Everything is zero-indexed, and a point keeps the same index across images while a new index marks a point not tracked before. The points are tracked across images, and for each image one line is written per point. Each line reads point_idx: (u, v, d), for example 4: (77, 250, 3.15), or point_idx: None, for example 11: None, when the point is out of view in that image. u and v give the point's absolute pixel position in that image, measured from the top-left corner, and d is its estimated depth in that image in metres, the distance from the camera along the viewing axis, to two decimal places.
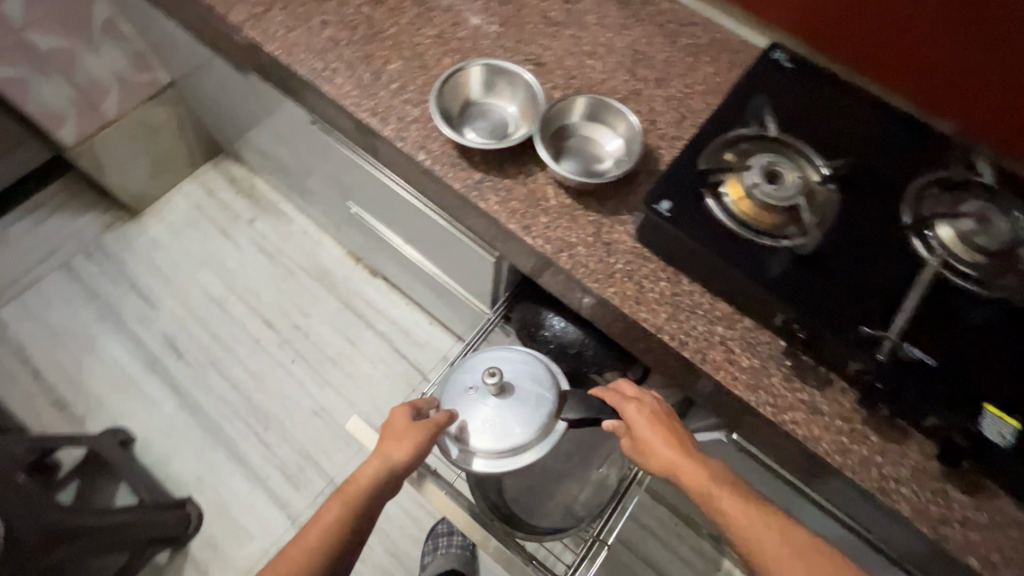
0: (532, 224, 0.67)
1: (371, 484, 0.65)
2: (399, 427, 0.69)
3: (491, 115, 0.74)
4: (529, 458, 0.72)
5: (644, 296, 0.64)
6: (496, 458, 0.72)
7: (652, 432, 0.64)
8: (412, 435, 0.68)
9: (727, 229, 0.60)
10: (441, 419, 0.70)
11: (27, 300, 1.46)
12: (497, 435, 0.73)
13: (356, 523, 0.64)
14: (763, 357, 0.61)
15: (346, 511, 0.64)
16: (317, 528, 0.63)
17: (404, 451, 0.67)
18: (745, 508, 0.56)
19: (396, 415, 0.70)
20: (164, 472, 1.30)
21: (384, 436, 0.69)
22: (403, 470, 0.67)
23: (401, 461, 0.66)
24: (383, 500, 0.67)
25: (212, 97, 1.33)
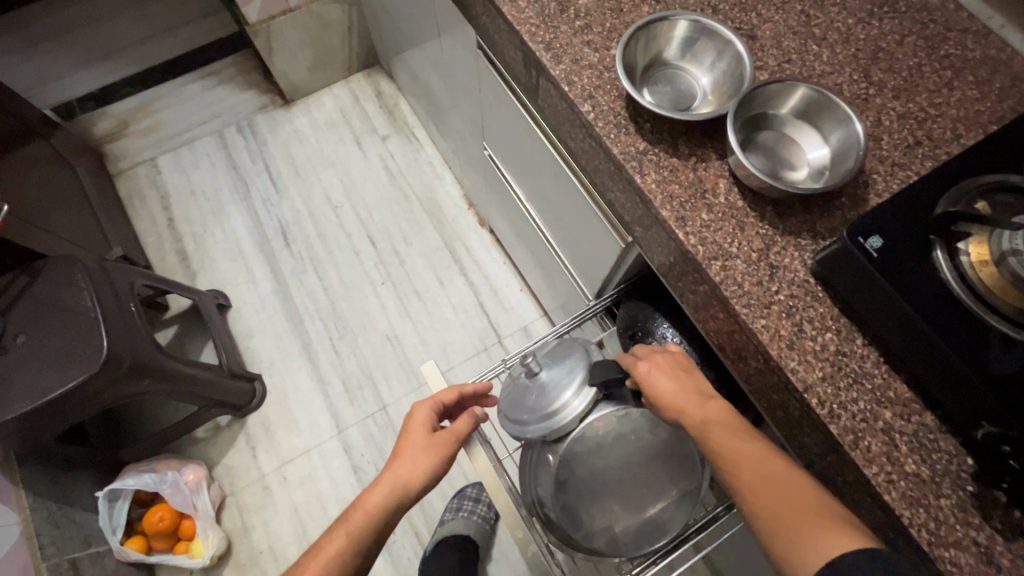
0: (689, 217, 0.56)
1: (380, 511, 0.62)
2: (414, 446, 0.67)
3: (678, 83, 0.63)
4: (576, 405, 0.70)
5: (801, 342, 0.51)
6: (547, 425, 0.70)
7: (655, 372, 0.59)
8: (427, 456, 0.66)
9: (949, 294, 0.46)
10: (462, 436, 0.68)
11: (182, 155, 1.60)
12: (542, 406, 0.72)
13: (362, 553, 0.61)
14: (937, 469, 0.47)
15: (353, 544, 0.60)
16: (319, 562, 0.59)
17: (419, 474, 0.65)
18: (732, 438, 0.50)
19: (411, 432, 0.68)
20: (246, 344, 1.39)
21: (396, 457, 0.66)
22: (415, 494, 0.65)
23: (415, 486, 0.64)
24: (389, 530, 0.64)
25: (387, 5, 1.33)
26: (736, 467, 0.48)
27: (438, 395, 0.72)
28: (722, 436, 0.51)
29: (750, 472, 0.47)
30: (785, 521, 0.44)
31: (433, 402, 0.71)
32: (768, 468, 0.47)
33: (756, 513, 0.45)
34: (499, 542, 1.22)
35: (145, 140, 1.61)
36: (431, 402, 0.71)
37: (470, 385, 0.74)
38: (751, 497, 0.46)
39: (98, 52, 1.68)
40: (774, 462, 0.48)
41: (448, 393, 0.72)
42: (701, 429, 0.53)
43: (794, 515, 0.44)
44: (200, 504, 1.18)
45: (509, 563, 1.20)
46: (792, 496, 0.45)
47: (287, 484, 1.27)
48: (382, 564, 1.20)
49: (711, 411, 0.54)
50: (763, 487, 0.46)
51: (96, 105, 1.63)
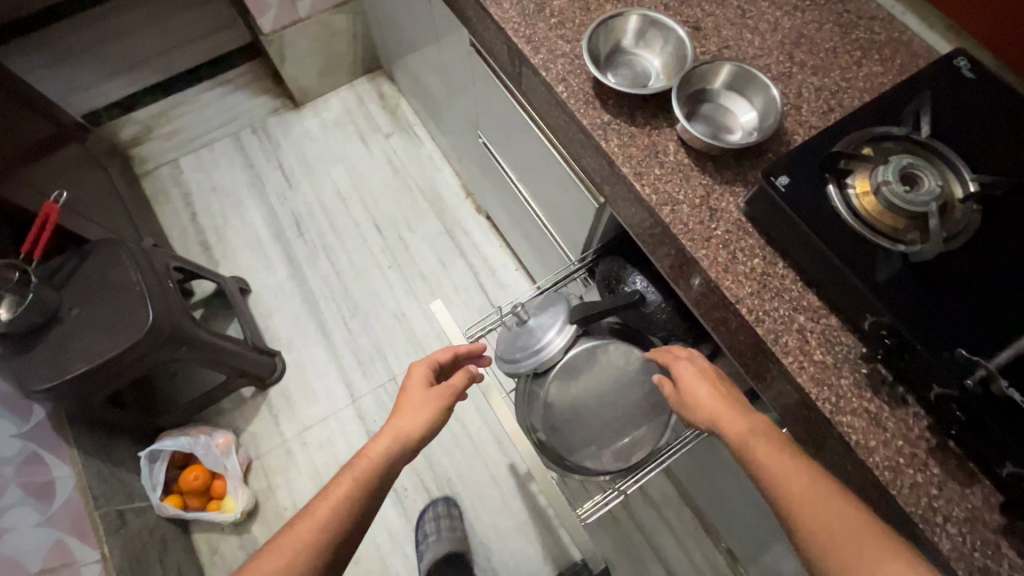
0: (645, 172, 0.69)
1: (386, 455, 0.73)
2: (414, 400, 0.79)
3: (636, 67, 0.77)
4: (558, 343, 0.83)
5: (734, 266, 0.64)
6: (535, 359, 0.83)
7: (694, 381, 0.69)
8: (426, 407, 0.78)
9: (841, 218, 0.59)
10: (456, 389, 0.81)
11: (202, 156, 1.74)
12: (531, 345, 0.84)
13: (372, 489, 0.69)
14: (839, 357, 0.59)
15: (361, 481, 0.69)
16: (331, 500, 0.67)
17: (420, 421, 0.77)
18: (782, 457, 0.56)
19: (411, 390, 0.81)
20: (265, 324, 1.52)
21: (399, 409, 0.79)
22: (417, 440, 0.76)
23: (416, 430, 0.76)
24: (395, 472, 0.73)
25: (387, 13, 1.47)
26: (789, 484, 0.54)
27: (433, 356, 0.86)
28: (773, 453, 0.57)
29: (805, 492, 0.53)
30: (836, 536, 0.49)
31: (429, 362, 0.85)
32: (822, 489, 0.53)
33: (811, 526, 0.51)
34: (502, 495, 1.34)
35: (168, 143, 1.74)
36: (426, 363, 0.85)
37: (464, 346, 0.89)
38: (807, 514, 0.51)
39: (122, 64, 1.83)
40: (824, 482, 0.53)
41: (441, 353, 0.87)
42: (745, 439, 0.60)
43: (842, 529, 0.50)
44: (230, 465, 1.30)
45: (511, 512, 1.32)
46: (845, 516, 0.51)
47: (307, 449, 1.39)
48: (396, 517, 1.32)
49: (755, 425, 0.61)
50: (819, 506, 0.51)
51: (121, 112, 1.77)
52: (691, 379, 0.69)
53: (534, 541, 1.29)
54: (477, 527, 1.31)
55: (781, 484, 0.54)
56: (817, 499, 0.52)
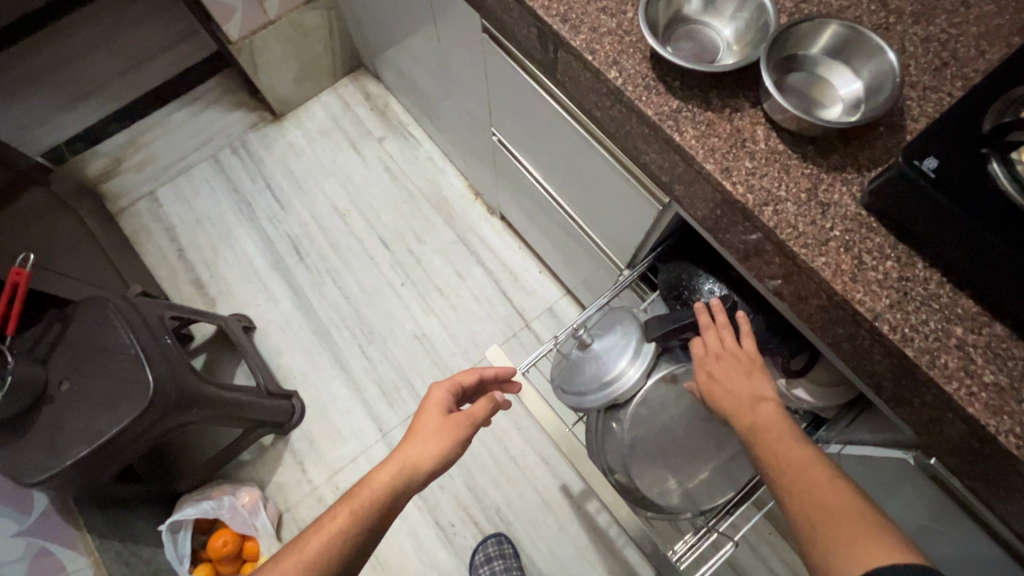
0: (734, 167, 0.56)
1: (388, 490, 0.61)
2: (428, 427, 0.67)
3: (699, 38, 0.64)
4: (633, 373, 0.72)
5: (863, 273, 0.52)
6: (608, 393, 0.72)
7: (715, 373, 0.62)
8: (441, 437, 0.66)
9: (1009, 203, 0.46)
10: (477, 421, 0.69)
11: (180, 184, 1.58)
12: (600, 375, 0.73)
13: (366, 535, 0.58)
14: (1015, 376, 0.48)
15: (357, 523, 0.58)
16: (319, 539, 0.56)
17: (431, 454, 0.64)
18: (790, 448, 0.52)
19: (426, 413, 0.68)
20: (276, 362, 1.39)
21: (410, 436, 0.66)
22: (424, 476, 0.64)
23: (425, 469, 0.64)
24: (394, 515, 0.62)
25: (365, 4, 1.31)
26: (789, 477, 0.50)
27: (455, 376, 0.74)
28: (780, 444, 0.53)
29: (798, 479, 0.49)
30: (822, 522, 0.46)
31: (451, 383, 0.72)
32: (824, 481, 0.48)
33: (800, 511, 0.48)
34: (557, 520, 1.24)
35: (141, 174, 1.59)
36: (448, 384, 0.72)
37: (491, 368, 0.77)
38: (795, 500, 0.48)
39: (78, 92, 1.65)
40: (823, 471, 0.49)
41: (466, 375, 0.74)
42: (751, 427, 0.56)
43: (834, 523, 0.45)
44: (260, 525, 1.19)
45: (569, 538, 1.22)
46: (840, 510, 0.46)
47: (340, 493, 1.28)
48: (446, 557, 1.22)
49: (763, 416, 0.56)
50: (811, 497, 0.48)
51: (84, 145, 1.60)
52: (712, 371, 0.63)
53: (598, 566, 1.20)
54: (535, 557, 1.21)
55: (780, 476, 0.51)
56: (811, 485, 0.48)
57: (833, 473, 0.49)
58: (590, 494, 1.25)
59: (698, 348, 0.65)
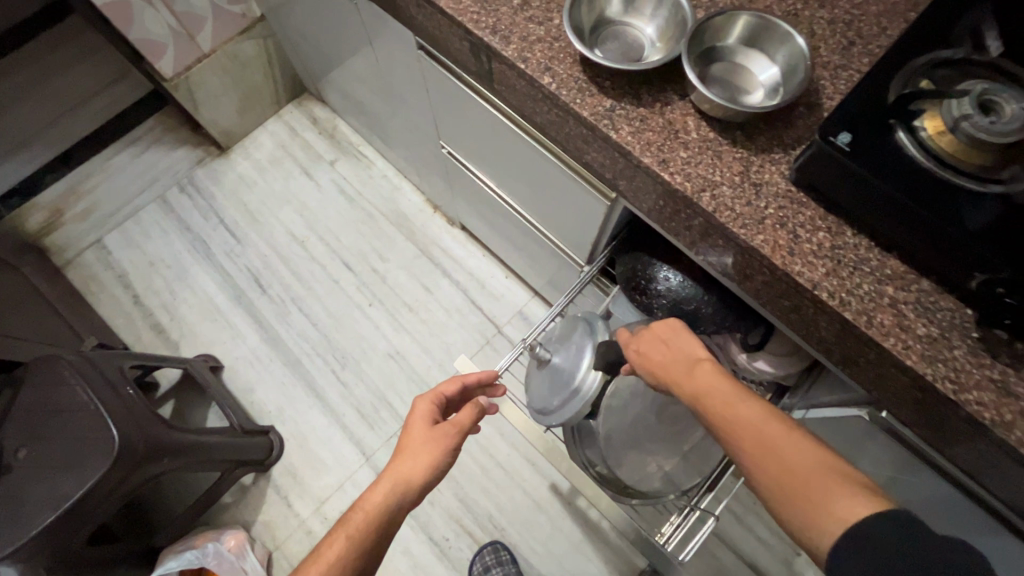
0: (670, 158, 0.59)
1: (382, 510, 0.60)
2: (416, 442, 0.66)
3: (625, 38, 0.66)
4: (579, 399, 0.72)
5: (799, 246, 0.55)
6: (557, 415, 0.73)
7: (650, 349, 0.63)
8: (430, 450, 0.65)
9: (918, 168, 0.50)
10: (465, 429, 0.67)
11: (128, 229, 1.53)
12: (555, 395, 0.75)
13: (364, 558, 0.58)
14: (944, 326, 0.52)
15: (353, 547, 0.57)
16: (318, 569, 0.56)
17: (421, 469, 0.63)
18: (745, 407, 0.52)
19: (413, 429, 0.67)
20: (249, 398, 1.36)
21: (399, 453, 0.65)
22: (418, 491, 0.63)
23: (417, 483, 0.63)
24: (391, 534, 0.61)
25: (300, 29, 1.30)
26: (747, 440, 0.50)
27: (438, 388, 0.72)
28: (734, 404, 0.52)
29: (758, 442, 0.49)
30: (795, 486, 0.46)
31: (434, 396, 0.71)
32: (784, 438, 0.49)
33: (768, 477, 0.47)
34: (551, 520, 1.25)
35: (85, 222, 1.53)
36: (431, 396, 0.71)
37: (473, 375, 0.75)
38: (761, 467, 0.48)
39: (8, 144, 1.59)
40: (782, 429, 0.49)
41: (449, 384, 0.73)
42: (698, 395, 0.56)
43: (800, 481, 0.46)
44: (249, 566, 1.16)
45: (565, 535, 1.23)
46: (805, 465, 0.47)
47: (330, 524, 1.26)
48: (444, 572, 1.22)
49: (707, 381, 0.56)
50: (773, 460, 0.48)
51: (20, 199, 1.53)
52: (650, 348, 0.63)
53: (596, 559, 1.21)
54: (533, 559, 1.22)
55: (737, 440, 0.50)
56: (775, 445, 0.48)
57: (789, 427, 0.50)
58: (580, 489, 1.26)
59: (629, 338, 0.67)
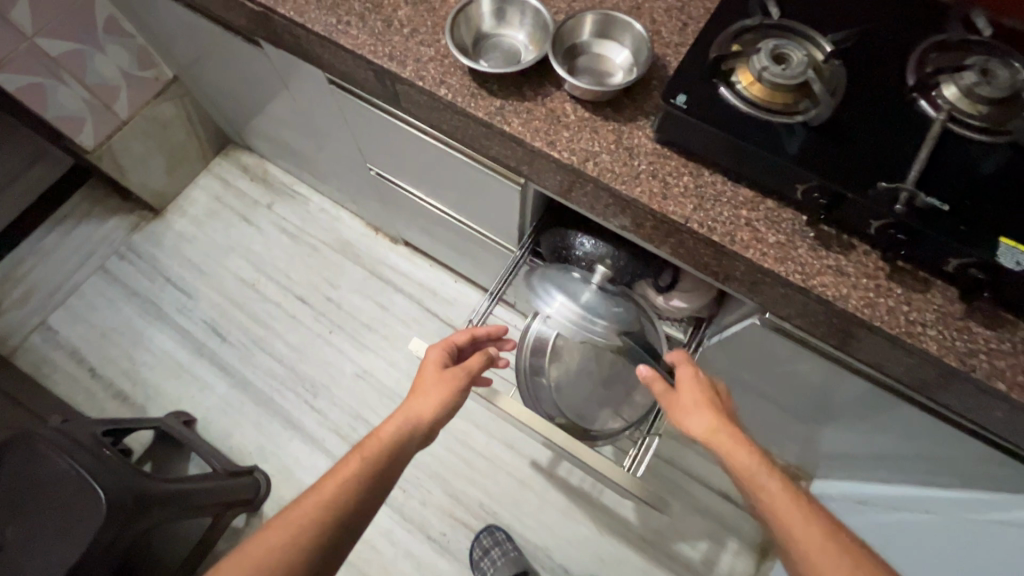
0: (556, 139, 0.70)
1: (395, 437, 0.69)
2: (428, 382, 0.76)
3: (504, 46, 0.78)
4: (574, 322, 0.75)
5: (670, 191, 0.67)
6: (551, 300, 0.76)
7: (694, 403, 0.67)
8: (439, 390, 0.76)
9: (741, 113, 0.63)
10: (471, 370, 0.78)
11: (73, 305, 1.53)
12: (568, 294, 0.77)
13: (379, 476, 0.65)
14: (789, 232, 0.65)
15: (368, 463, 0.65)
16: (336, 479, 0.63)
17: (431, 404, 0.73)
18: (786, 497, 0.57)
19: (425, 371, 0.78)
20: (227, 444, 1.39)
21: (414, 392, 0.76)
22: (428, 426, 0.72)
23: (427, 416, 0.73)
24: (402, 461, 0.68)
25: (215, 85, 1.36)
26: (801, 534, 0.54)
27: (450, 338, 0.83)
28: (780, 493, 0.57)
29: (809, 538, 0.54)
30: None
31: (447, 345, 0.82)
32: (829, 536, 0.54)
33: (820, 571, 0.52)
34: (538, 494, 1.34)
35: (25, 307, 1.52)
36: (443, 346, 0.82)
37: (482, 330, 0.86)
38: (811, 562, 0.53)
39: None
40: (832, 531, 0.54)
41: (459, 336, 0.84)
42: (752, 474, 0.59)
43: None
44: None
45: (553, 505, 1.33)
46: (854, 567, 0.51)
47: None
48: (448, 565, 1.28)
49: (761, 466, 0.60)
50: (831, 563, 0.52)
51: None
52: (692, 402, 0.67)
53: (584, 519, 1.31)
54: (528, 533, 1.30)
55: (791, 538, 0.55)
56: (825, 543, 0.53)
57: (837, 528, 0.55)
58: (558, 460, 1.36)
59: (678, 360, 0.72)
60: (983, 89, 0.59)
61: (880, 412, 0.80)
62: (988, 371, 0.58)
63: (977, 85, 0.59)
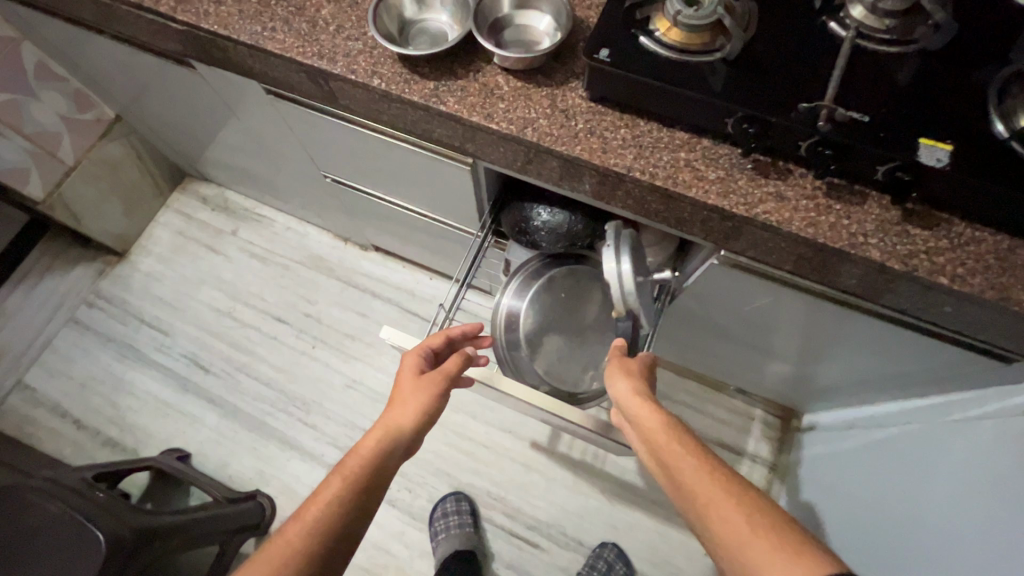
0: (493, 111, 0.72)
1: (377, 451, 0.67)
2: (406, 390, 0.75)
3: (431, 29, 0.79)
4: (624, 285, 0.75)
5: (609, 145, 0.69)
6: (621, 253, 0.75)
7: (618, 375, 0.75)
8: (419, 396, 0.74)
9: (663, 59, 0.65)
10: (450, 372, 0.77)
11: (48, 361, 1.51)
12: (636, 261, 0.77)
13: (365, 493, 0.63)
14: (727, 167, 0.67)
15: (353, 482, 0.63)
16: (315, 507, 0.60)
17: (411, 412, 0.72)
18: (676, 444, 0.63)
19: (402, 380, 0.77)
20: (226, 473, 1.38)
21: (392, 402, 0.74)
22: (411, 435, 0.70)
23: (409, 425, 0.70)
24: (387, 475, 0.66)
25: (158, 118, 1.35)
26: (696, 485, 0.58)
27: (425, 343, 0.82)
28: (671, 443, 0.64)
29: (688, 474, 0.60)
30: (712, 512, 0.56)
31: (421, 349, 0.81)
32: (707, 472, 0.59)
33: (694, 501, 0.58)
34: (542, 473, 1.35)
35: None
36: (418, 351, 0.81)
37: (456, 329, 0.86)
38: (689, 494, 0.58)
39: None
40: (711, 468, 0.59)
41: (434, 338, 0.83)
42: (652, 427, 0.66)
43: (757, 534, 0.52)
44: None
45: (558, 481, 1.34)
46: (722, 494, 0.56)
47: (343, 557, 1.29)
48: None
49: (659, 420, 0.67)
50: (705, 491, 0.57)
51: None
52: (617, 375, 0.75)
53: (590, 490, 1.33)
54: (538, 513, 1.32)
55: (687, 489, 0.59)
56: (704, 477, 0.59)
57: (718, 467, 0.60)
58: (557, 437, 1.38)
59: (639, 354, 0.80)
60: (885, 3, 0.63)
61: (846, 332, 0.83)
62: (929, 269, 0.61)
63: (879, 1, 0.63)
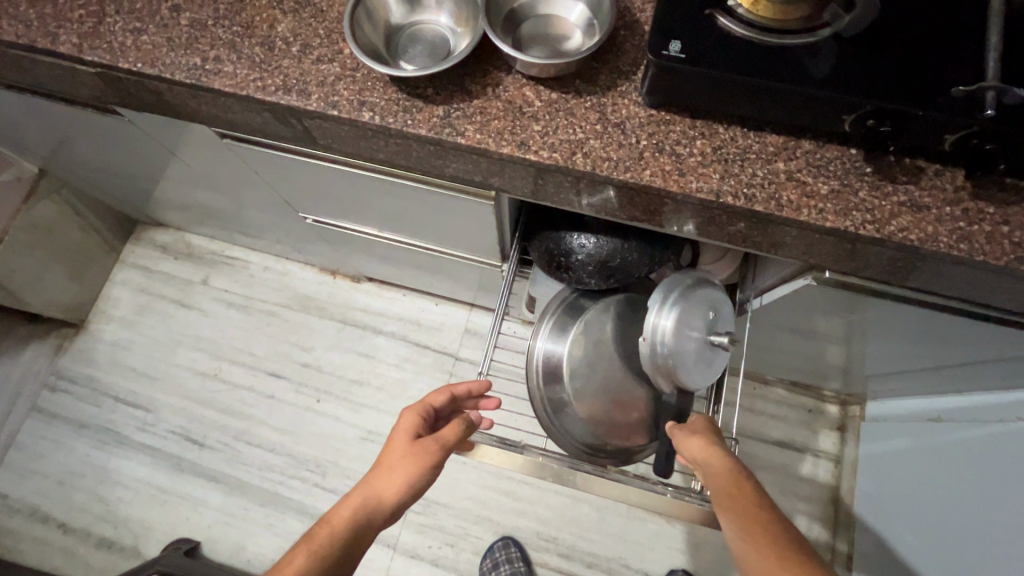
0: (527, 137, 0.55)
1: (353, 523, 0.57)
2: (396, 453, 0.63)
3: (425, 36, 0.62)
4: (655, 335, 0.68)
5: (686, 164, 0.53)
6: (665, 304, 0.69)
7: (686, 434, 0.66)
8: (412, 463, 0.62)
9: (753, 45, 0.49)
10: (448, 443, 0.65)
11: (14, 460, 1.32)
12: (684, 317, 0.69)
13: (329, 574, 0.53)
14: (841, 174, 0.52)
15: (318, 560, 0.53)
16: None
17: (398, 482, 0.60)
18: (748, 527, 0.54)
19: (393, 441, 0.65)
20: (243, 558, 1.22)
21: (376, 463, 0.63)
22: (393, 507, 0.60)
23: (391, 496, 0.60)
24: (357, 555, 0.57)
25: (90, 168, 1.14)
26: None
27: (425, 399, 0.71)
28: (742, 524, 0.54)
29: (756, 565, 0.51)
30: None
31: (422, 407, 0.70)
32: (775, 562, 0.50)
33: None
34: (593, 503, 1.23)
35: None
36: (418, 408, 0.69)
37: (462, 386, 0.75)
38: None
39: None
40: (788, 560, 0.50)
41: (437, 397, 0.72)
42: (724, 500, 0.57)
43: None
44: None
45: (612, 510, 1.22)
46: None
47: None
48: None
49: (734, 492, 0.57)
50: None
51: None
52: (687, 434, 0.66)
53: (649, 515, 1.22)
54: (597, 549, 1.20)
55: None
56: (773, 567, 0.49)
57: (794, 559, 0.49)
58: None
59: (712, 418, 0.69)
60: None
61: (963, 338, 0.70)
62: None
63: None
